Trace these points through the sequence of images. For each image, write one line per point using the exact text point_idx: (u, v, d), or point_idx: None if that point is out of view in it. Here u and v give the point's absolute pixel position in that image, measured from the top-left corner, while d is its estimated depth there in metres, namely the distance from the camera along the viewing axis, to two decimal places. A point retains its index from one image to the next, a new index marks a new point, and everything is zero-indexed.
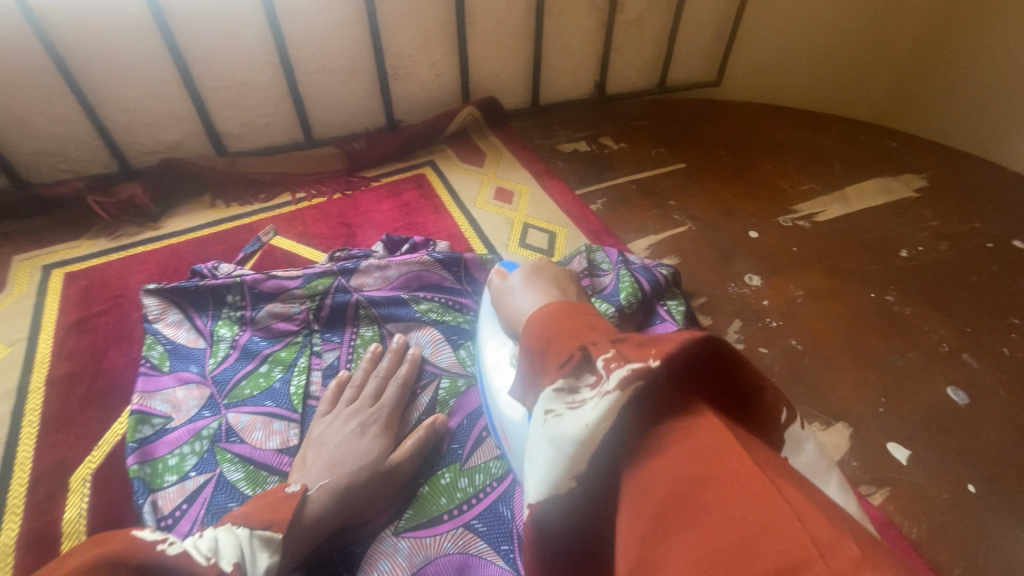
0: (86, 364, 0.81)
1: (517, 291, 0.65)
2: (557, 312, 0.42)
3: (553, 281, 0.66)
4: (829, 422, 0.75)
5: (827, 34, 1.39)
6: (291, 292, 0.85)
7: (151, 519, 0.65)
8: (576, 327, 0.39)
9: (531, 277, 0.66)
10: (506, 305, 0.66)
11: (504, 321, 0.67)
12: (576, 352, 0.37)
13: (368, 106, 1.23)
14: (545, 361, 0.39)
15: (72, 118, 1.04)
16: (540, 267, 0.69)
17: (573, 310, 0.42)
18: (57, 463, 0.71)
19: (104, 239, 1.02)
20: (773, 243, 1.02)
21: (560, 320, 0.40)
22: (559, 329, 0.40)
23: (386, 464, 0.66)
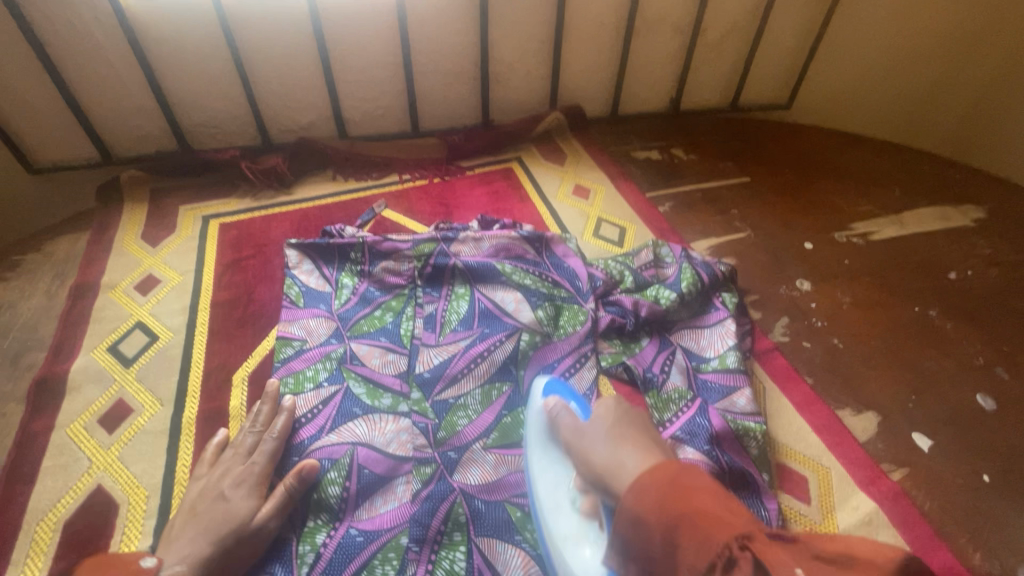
0: (240, 294, 1.02)
1: (596, 441, 0.67)
2: (682, 498, 0.51)
3: (635, 427, 0.68)
4: (860, 409, 0.85)
5: (899, 66, 1.46)
6: (403, 252, 1.02)
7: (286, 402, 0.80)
8: (710, 522, 0.48)
9: (613, 425, 0.68)
10: (583, 451, 0.68)
11: (581, 468, 0.68)
12: (731, 549, 0.45)
13: (469, 105, 1.41)
14: (687, 561, 0.48)
15: (234, 98, 1.26)
16: (611, 407, 0.71)
17: (705, 495, 0.51)
18: (222, 364, 0.90)
19: (248, 199, 1.24)
20: (825, 255, 1.11)
21: (699, 511, 0.50)
22: (694, 522, 0.49)
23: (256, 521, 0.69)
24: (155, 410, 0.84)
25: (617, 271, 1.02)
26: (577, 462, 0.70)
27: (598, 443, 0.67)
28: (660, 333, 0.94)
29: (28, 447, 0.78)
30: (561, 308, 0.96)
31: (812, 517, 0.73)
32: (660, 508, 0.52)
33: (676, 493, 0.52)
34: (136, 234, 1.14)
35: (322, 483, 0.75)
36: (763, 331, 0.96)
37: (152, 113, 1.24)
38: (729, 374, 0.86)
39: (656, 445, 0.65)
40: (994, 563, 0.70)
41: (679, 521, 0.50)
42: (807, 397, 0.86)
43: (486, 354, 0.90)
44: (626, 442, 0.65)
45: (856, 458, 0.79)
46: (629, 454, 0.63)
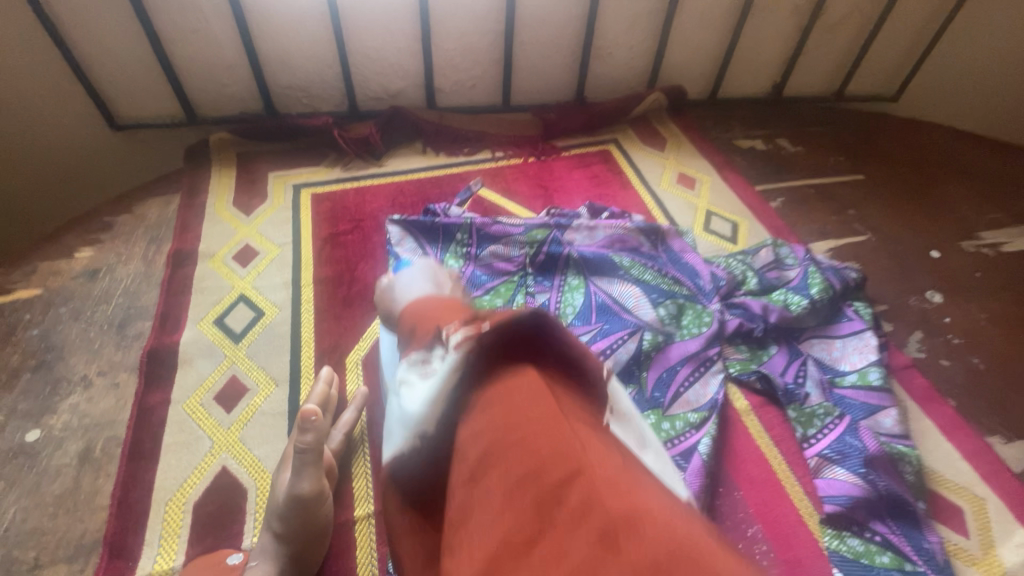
0: (343, 271, 0.98)
1: (403, 277, 0.64)
2: (431, 297, 0.55)
3: (435, 272, 0.66)
4: (1011, 438, 0.80)
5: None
6: (514, 237, 0.97)
7: None
8: (442, 315, 0.49)
9: (423, 269, 0.66)
10: (384, 296, 0.66)
11: (382, 310, 0.67)
12: (439, 330, 0.46)
13: (564, 80, 1.33)
14: (416, 338, 0.49)
15: (326, 61, 1.20)
16: (431, 265, 0.68)
17: (449, 299, 0.53)
18: (333, 345, 0.87)
19: (337, 169, 1.18)
20: (955, 265, 1.05)
21: (432, 303, 0.52)
22: (431, 309, 0.51)
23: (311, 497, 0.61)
24: (270, 391, 0.81)
25: (739, 271, 0.96)
26: (381, 309, 0.68)
27: (414, 277, 0.64)
28: (788, 341, 0.89)
29: (147, 421, 0.76)
30: (684, 307, 0.90)
31: (973, 553, 0.68)
32: (417, 312, 0.52)
33: (435, 304, 0.53)
34: (227, 200, 1.10)
35: None
36: (897, 346, 0.90)
37: (242, 73, 1.18)
38: (872, 392, 0.81)
39: (451, 285, 0.63)
40: None
41: (413, 324, 0.51)
42: (952, 420, 0.81)
43: (610, 351, 0.84)
44: (420, 279, 0.62)
45: (1011, 492, 0.74)
46: (412, 287, 0.61)
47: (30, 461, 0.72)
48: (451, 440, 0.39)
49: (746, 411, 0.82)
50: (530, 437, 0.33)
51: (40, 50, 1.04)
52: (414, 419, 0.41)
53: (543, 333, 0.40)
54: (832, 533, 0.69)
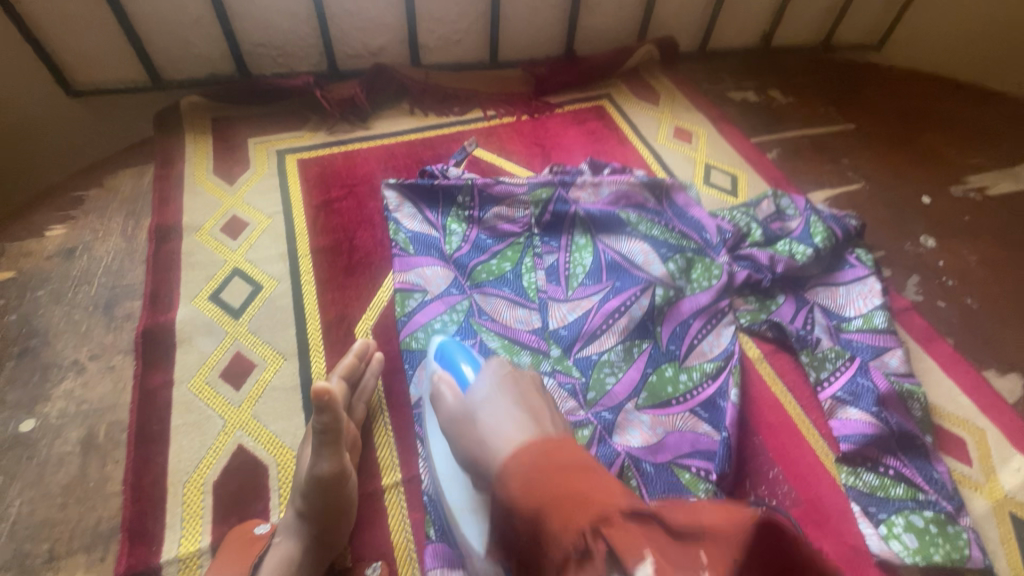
0: (341, 240, 0.93)
1: (483, 405, 0.52)
2: (542, 460, 0.43)
3: (519, 394, 0.53)
4: (1004, 371, 0.84)
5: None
6: (518, 197, 0.94)
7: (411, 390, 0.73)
8: (581, 503, 0.40)
9: (496, 388, 0.54)
10: (463, 433, 0.53)
11: (456, 449, 0.54)
12: (586, 539, 0.38)
13: (553, 33, 1.28)
14: (549, 551, 0.39)
15: (301, 15, 1.12)
16: (504, 369, 0.57)
17: (577, 469, 0.42)
18: (340, 316, 0.84)
19: (322, 133, 1.12)
20: (945, 210, 1.07)
21: (556, 481, 0.41)
22: (558, 493, 0.40)
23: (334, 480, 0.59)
24: (279, 365, 0.78)
25: (744, 223, 0.96)
26: (454, 444, 0.55)
27: (495, 408, 0.52)
28: (795, 291, 0.90)
29: (151, 403, 0.72)
30: (693, 261, 0.90)
31: (977, 480, 0.72)
32: (532, 489, 0.41)
33: (543, 470, 0.42)
34: (207, 169, 1.03)
35: None
36: (896, 290, 0.93)
37: (209, 30, 1.09)
38: (878, 334, 0.83)
39: (541, 410, 0.51)
40: None
41: (538, 505, 0.41)
42: (952, 357, 0.84)
43: (623, 308, 0.84)
44: (502, 413, 0.50)
45: (1008, 421, 0.78)
46: (501, 426, 0.49)
47: (29, 452, 0.68)
48: None
49: (759, 358, 0.84)
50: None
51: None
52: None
53: (762, 549, 0.43)
54: (848, 471, 0.71)
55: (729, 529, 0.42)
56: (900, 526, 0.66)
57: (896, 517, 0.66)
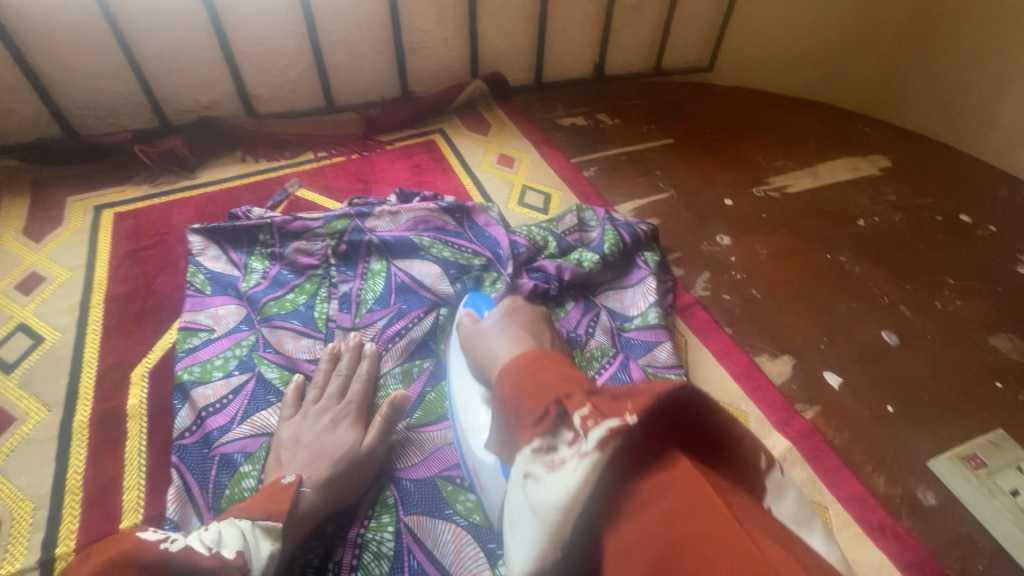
0: (138, 287, 0.94)
1: (494, 330, 0.69)
2: (533, 365, 0.47)
3: (526, 327, 0.69)
4: (776, 354, 0.87)
5: (821, 14, 1.43)
6: (314, 231, 0.97)
7: (180, 425, 0.75)
8: (553, 381, 0.44)
9: (504, 319, 0.70)
10: (476, 348, 0.70)
11: (472, 362, 0.70)
12: (549, 405, 0.42)
13: (385, 76, 1.34)
14: (523, 420, 0.44)
15: (117, 74, 1.14)
16: (515, 306, 0.74)
17: (557, 370, 0.46)
18: (118, 361, 0.83)
19: (146, 185, 1.14)
20: (745, 209, 1.14)
21: (539, 378, 0.45)
22: (534, 382, 0.45)
23: (362, 450, 0.70)
24: (41, 416, 0.76)
25: (541, 237, 0.99)
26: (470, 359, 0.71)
27: (501, 334, 0.68)
28: (584, 297, 0.93)
29: None
30: (482, 277, 0.93)
31: None
32: (513, 375, 0.48)
33: (535, 368, 0.47)
34: (17, 229, 1.03)
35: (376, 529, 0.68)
36: (685, 287, 0.97)
37: (27, 96, 1.12)
38: (651, 331, 0.86)
39: (537, 338, 0.67)
40: (896, 487, 0.72)
41: (521, 390, 0.46)
42: (726, 346, 0.88)
43: (405, 331, 0.86)
44: (511, 332, 0.68)
45: (771, 402, 0.80)
46: (506, 341, 0.66)
47: None
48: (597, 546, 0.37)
49: None
50: (688, 527, 0.33)
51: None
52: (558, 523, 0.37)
53: (677, 414, 0.39)
54: None
55: (660, 384, 0.40)
56: None
57: None
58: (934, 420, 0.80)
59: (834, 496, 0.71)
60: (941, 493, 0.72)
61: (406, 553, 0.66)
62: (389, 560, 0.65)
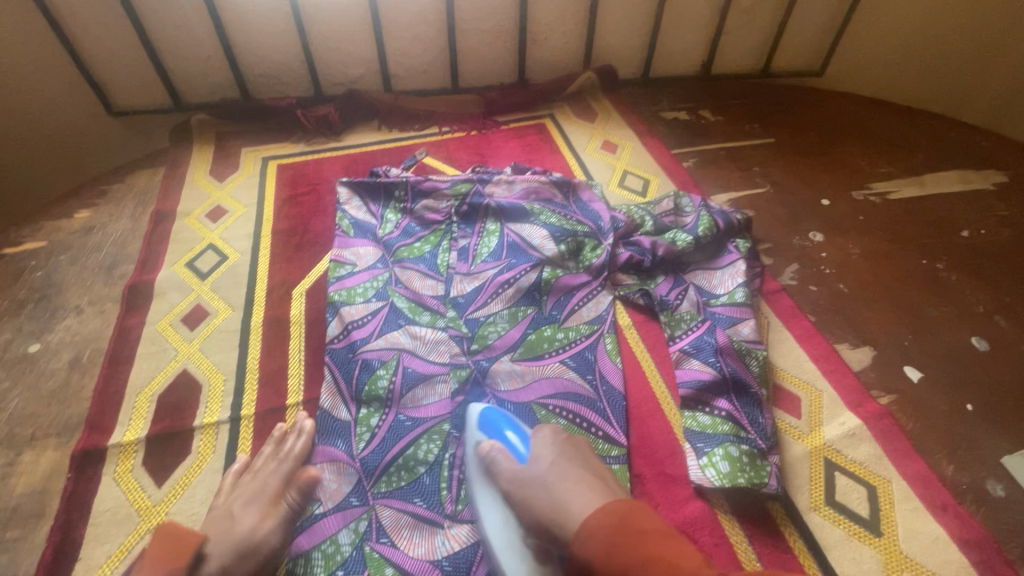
0: (297, 225, 1.14)
1: (552, 470, 0.67)
2: (634, 536, 0.54)
3: (582, 463, 0.68)
4: (857, 344, 0.92)
5: (960, 12, 1.38)
6: (442, 191, 1.12)
7: (331, 332, 0.92)
8: (672, 563, 0.50)
9: (559, 459, 0.68)
10: (532, 493, 0.66)
11: (532, 511, 0.66)
12: None
13: (507, 63, 1.48)
14: None
15: (290, 50, 1.36)
16: (559, 438, 0.72)
17: (661, 539, 0.53)
18: (283, 281, 1.03)
19: (302, 144, 1.35)
20: (842, 210, 1.17)
21: (655, 555, 0.51)
22: (646, 560, 0.51)
23: (255, 539, 0.69)
24: (228, 314, 0.97)
25: (639, 216, 1.09)
26: (525, 504, 0.67)
27: (562, 477, 0.66)
28: (675, 273, 1.01)
29: (124, 337, 0.93)
30: (582, 243, 1.04)
31: (800, 429, 0.81)
32: (619, 544, 0.54)
33: (634, 538, 0.54)
34: (205, 171, 1.27)
35: None
36: (772, 275, 1.03)
37: (219, 64, 1.36)
38: (737, 307, 0.93)
39: (600, 473, 0.68)
40: (965, 476, 0.76)
41: (635, 568, 0.51)
42: (807, 330, 0.93)
43: (513, 281, 0.99)
44: (573, 474, 0.66)
45: (846, 384, 0.86)
46: (578, 488, 0.64)
47: (31, 365, 0.89)
48: None
49: (628, 325, 0.96)
50: None
51: (40, 38, 1.21)
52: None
53: None
54: (684, 411, 0.81)
55: None
56: (718, 455, 0.75)
57: (716, 449, 0.76)
58: (1014, 423, 0.82)
59: (899, 472, 0.76)
60: (1010, 487, 0.75)
61: None
62: None
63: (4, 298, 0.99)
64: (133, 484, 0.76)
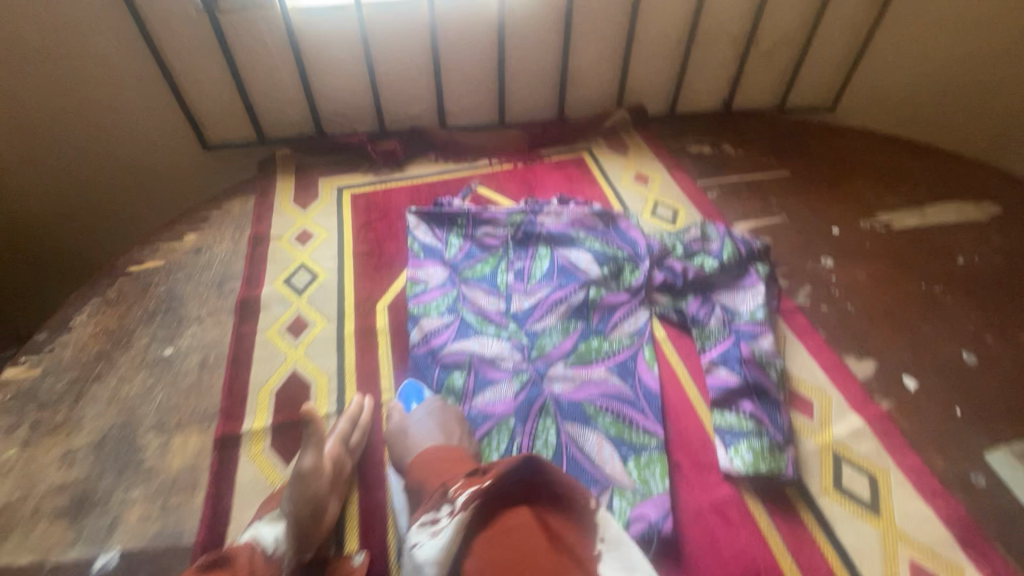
0: (374, 248, 1.32)
1: (416, 424, 0.92)
2: (440, 458, 0.83)
3: (443, 423, 0.92)
4: (862, 357, 1.07)
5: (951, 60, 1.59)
6: (499, 220, 1.30)
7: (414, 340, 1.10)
8: (511, 566, 0.62)
9: (425, 418, 0.92)
10: (400, 439, 0.92)
11: (394, 449, 0.93)
12: None
13: (548, 101, 1.67)
14: None
15: (360, 92, 1.56)
16: (436, 405, 0.94)
17: (513, 547, 0.64)
18: (367, 296, 1.21)
19: (370, 174, 1.54)
20: (850, 238, 1.32)
21: (501, 559, 0.63)
22: (493, 569, 0.62)
23: (301, 469, 0.84)
24: (324, 324, 1.15)
25: (670, 243, 1.25)
26: (393, 447, 0.93)
27: (421, 428, 0.91)
28: (702, 293, 1.16)
29: (242, 343, 1.11)
30: (622, 267, 1.20)
31: (813, 428, 0.96)
32: (426, 462, 0.84)
33: (495, 543, 0.65)
34: (289, 199, 1.46)
35: (542, 431, 0.96)
36: (788, 296, 1.19)
37: (299, 104, 1.55)
38: (757, 324, 1.09)
39: (456, 431, 0.91)
40: (952, 467, 0.91)
41: (483, 568, 0.62)
42: (819, 345, 1.09)
43: (564, 299, 1.15)
44: (430, 429, 0.90)
45: (853, 391, 1.01)
46: (427, 437, 0.89)
47: (169, 366, 1.08)
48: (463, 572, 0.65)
49: (664, 338, 1.12)
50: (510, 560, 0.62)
51: (154, 85, 1.42)
52: (431, 567, 0.64)
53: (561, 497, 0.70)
54: (714, 412, 0.97)
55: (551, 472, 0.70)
56: (743, 448, 0.91)
57: (742, 443, 0.92)
58: (996, 425, 0.97)
59: (896, 464, 0.91)
60: (990, 477, 0.90)
61: (564, 445, 0.94)
62: (553, 447, 0.94)
63: (136, 308, 1.19)
64: (265, 462, 0.94)
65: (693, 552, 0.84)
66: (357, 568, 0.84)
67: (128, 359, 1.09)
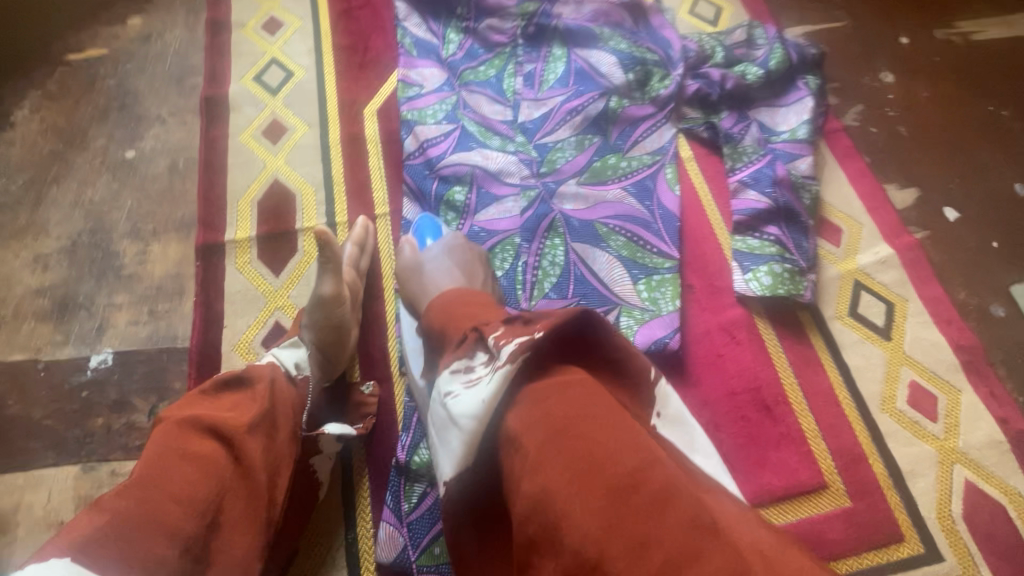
0: (357, 41, 1.10)
1: (435, 262, 0.81)
2: (464, 298, 0.68)
3: (462, 262, 0.82)
4: (904, 186, 0.97)
5: None
6: (508, 10, 1.07)
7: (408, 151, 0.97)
8: (554, 411, 0.49)
9: (445, 256, 0.82)
10: (416, 279, 0.82)
11: (410, 290, 0.83)
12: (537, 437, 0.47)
13: None
14: (518, 447, 0.49)
15: None
16: (456, 241, 0.84)
17: (553, 387, 0.51)
18: (352, 100, 1.04)
19: None
20: (920, 50, 1.12)
21: (541, 405, 0.50)
22: (532, 413, 0.50)
23: (323, 297, 0.76)
24: (305, 130, 1.01)
25: (709, 46, 1.05)
26: (408, 287, 0.84)
27: (442, 268, 0.80)
28: (739, 108, 1.01)
29: (213, 147, 0.98)
30: (651, 72, 1.03)
31: (837, 255, 0.90)
32: (447, 304, 0.68)
33: (536, 392, 0.52)
34: None
35: (550, 250, 0.90)
36: (836, 115, 1.04)
37: None
38: (797, 144, 0.96)
39: (476, 273, 0.82)
40: (973, 299, 0.88)
41: (528, 418, 0.50)
42: (860, 171, 0.98)
43: (581, 108, 1.00)
44: (449, 267, 0.80)
45: (888, 221, 0.93)
46: (447, 275, 0.79)
47: (134, 170, 0.96)
48: (501, 426, 0.52)
49: (689, 157, 1.00)
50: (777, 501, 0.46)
51: None
52: (469, 420, 0.53)
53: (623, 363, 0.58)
54: (736, 236, 0.90)
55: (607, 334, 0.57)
56: (762, 271, 0.86)
57: (761, 266, 0.86)
58: None
59: (917, 293, 0.87)
60: (1010, 310, 0.87)
61: (573, 265, 0.89)
62: (560, 265, 0.89)
63: (85, 104, 1.02)
64: (254, 273, 0.88)
65: (695, 367, 0.84)
66: (369, 401, 0.83)
67: (86, 160, 0.97)
